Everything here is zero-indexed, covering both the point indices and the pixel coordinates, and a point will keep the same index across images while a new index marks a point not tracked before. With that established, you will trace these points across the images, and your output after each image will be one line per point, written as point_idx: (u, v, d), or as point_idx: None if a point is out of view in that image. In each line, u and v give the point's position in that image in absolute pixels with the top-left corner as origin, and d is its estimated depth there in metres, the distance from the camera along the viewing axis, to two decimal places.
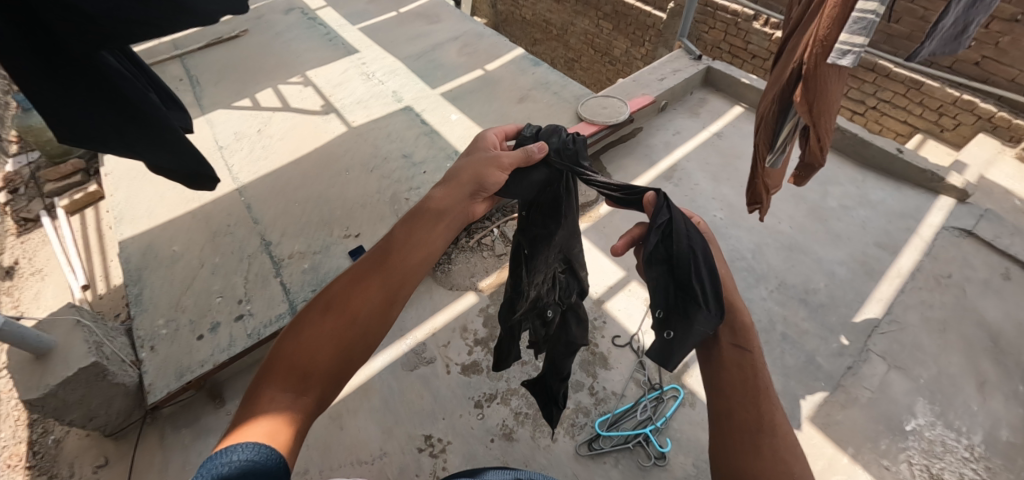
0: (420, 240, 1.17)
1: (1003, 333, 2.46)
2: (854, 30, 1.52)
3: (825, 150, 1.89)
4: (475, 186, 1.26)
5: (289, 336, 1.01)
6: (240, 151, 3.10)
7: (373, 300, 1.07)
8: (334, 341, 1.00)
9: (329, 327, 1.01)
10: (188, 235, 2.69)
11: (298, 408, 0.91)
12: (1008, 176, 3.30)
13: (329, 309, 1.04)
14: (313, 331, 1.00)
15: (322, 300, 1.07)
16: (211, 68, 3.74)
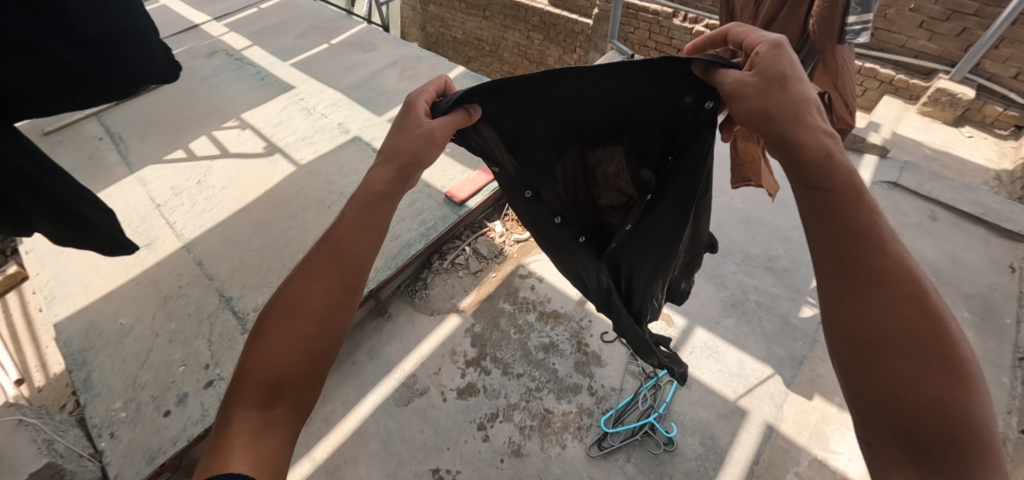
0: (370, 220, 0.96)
1: (941, 268, 2.70)
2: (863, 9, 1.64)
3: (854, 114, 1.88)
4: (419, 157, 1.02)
5: (250, 354, 0.85)
6: (181, 206, 2.90)
7: (331, 287, 0.89)
8: (299, 342, 0.84)
9: (293, 333, 0.85)
10: (135, 304, 2.47)
11: (276, 428, 0.77)
12: (916, 129, 3.76)
13: (286, 315, 0.87)
14: (273, 343, 0.84)
15: (278, 305, 0.88)
16: (134, 122, 3.50)
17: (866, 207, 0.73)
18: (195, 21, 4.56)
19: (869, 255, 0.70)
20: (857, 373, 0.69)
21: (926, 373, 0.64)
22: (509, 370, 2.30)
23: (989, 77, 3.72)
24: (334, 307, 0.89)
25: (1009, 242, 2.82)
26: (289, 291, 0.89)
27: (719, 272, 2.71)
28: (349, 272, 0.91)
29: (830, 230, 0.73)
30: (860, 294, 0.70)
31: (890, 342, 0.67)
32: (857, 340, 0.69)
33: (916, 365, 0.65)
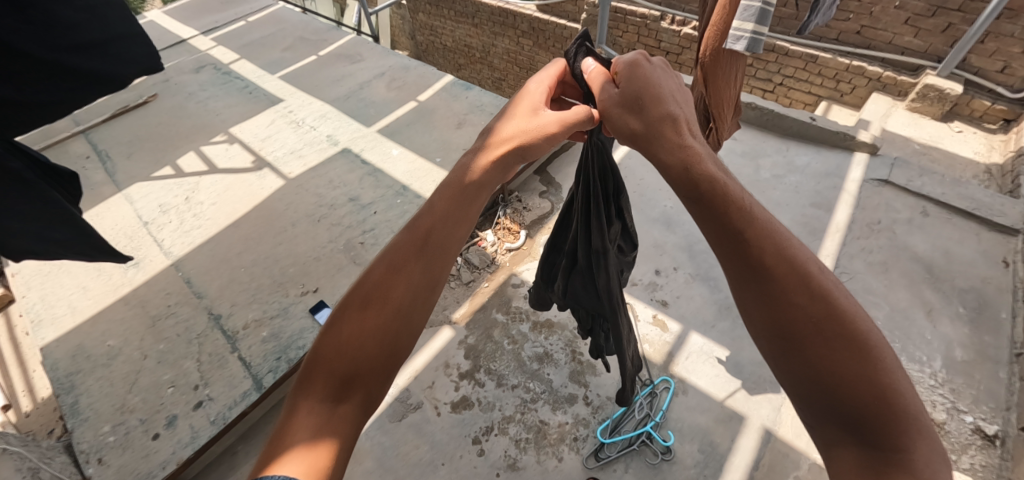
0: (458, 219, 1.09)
1: (934, 263, 2.69)
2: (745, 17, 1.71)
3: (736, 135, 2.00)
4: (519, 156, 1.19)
5: (324, 339, 0.94)
6: (169, 225, 2.86)
7: (415, 278, 1.01)
8: (374, 336, 0.93)
9: (372, 326, 0.94)
10: (122, 325, 2.43)
11: (341, 426, 0.85)
12: (904, 124, 3.77)
13: (366, 303, 0.96)
14: (350, 331, 0.93)
15: (357, 296, 0.98)
16: (121, 139, 3.47)
17: (746, 212, 0.82)
18: (182, 36, 4.53)
19: (759, 260, 0.78)
20: (785, 365, 0.77)
21: (847, 358, 0.72)
22: (503, 382, 2.27)
23: (976, 71, 3.72)
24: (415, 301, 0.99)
25: (1002, 236, 2.82)
26: (374, 275, 1.00)
27: (713, 274, 2.69)
28: (432, 269, 1.03)
29: (720, 232, 0.82)
30: (771, 295, 0.77)
31: (809, 332, 0.75)
32: (788, 336, 0.76)
33: (838, 349, 0.72)
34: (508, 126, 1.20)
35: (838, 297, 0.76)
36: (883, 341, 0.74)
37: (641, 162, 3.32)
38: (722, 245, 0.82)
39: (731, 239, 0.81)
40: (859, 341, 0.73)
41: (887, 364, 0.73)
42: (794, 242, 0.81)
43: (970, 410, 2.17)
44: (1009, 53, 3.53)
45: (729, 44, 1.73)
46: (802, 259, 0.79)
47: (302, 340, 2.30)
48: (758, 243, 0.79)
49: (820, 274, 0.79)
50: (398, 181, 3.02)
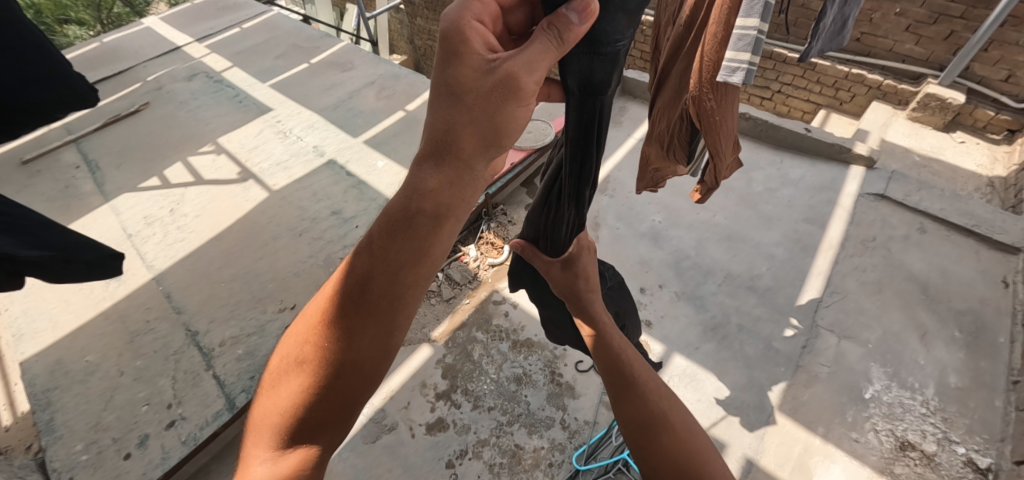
0: (409, 246, 0.89)
1: (930, 283, 2.61)
2: (739, 47, 1.35)
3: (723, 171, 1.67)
4: (486, 135, 0.92)
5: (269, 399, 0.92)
6: (153, 237, 2.85)
7: (356, 330, 0.89)
8: (319, 397, 0.88)
9: (312, 383, 0.89)
10: (101, 340, 2.41)
11: (289, 477, 0.83)
12: (905, 135, 3.68)
13: (305, 362, 0.91)
14: (294, 391, 0.90)
15: (297, 352, 0.92)
16: (111, 149, 3.47)
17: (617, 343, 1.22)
18: (177, 43, 4.54)
19: (624, 371, 1.16)
20: (642, 450, 1.07)
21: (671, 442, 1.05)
22: (479, 404, 2.24)
23: (979, 80, 3.61)
24: (353, 353, 0.88)
25: (1002, 255, 2.73)
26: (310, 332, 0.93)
27: (699, 293, 2.63)
28: (377, 315, 0.89)
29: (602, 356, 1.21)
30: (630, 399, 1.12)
31: (652, 423, 1.08)
32: (638, 426, 1.09)
33: (666, 436, 1.06)
34: (440, 106, 0.92)
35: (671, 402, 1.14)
36: (699, 433, 1.10)
37: (630, 174, 3.27)
38: (600, 354, 1.23)
39: (610, 360, 1.20)
40: (681, 430, 1.08)
41: (701, 446, 1.07)
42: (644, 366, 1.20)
43: (962, 441, 2.11)
44: (1012, 63, 3.42)
45: (722, 77, 1.38)
46: (651, 374, 1.19)
47: None
48: (624, 359, 1.19)
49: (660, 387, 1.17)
50: (382, 194, 3.00)
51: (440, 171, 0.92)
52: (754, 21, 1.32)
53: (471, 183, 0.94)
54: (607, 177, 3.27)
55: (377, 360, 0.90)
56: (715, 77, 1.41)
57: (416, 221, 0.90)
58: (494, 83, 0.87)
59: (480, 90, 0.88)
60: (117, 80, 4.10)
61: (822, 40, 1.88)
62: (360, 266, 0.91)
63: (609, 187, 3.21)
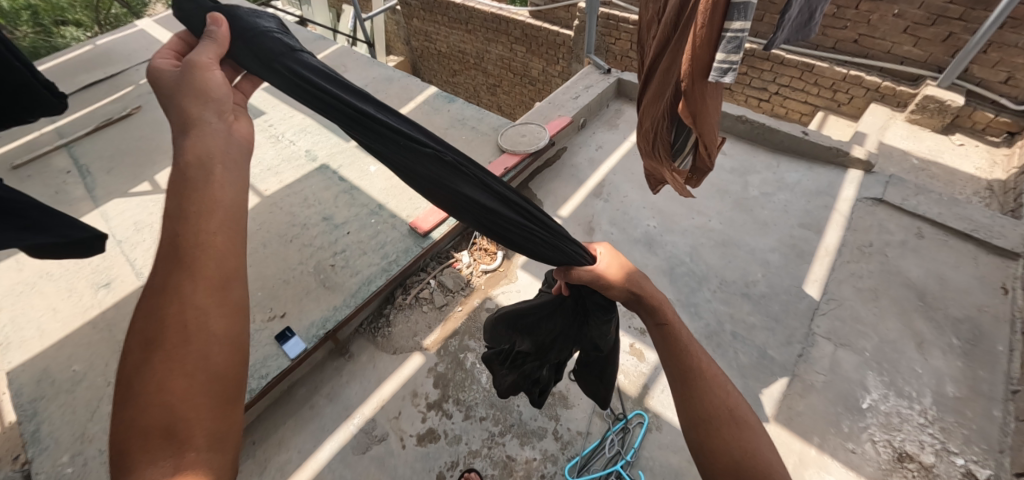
0: (203, 199, 0.97)
1: (928, 290, 2.58)
2: (728, 49, 1.33)
3: (714, 155, 1.68)
4: (219, 108, 1.13)
5: (125, 401, 0.82)
6: (143, 244, 2.82)
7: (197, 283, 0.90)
8: (186, 355, 0.85)
9: (171, 362, 0.84)
10: (88, 349, 2.37)
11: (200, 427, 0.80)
12: (903, 138, 3.64)
13: (148, 341, 0.86)
14: (154, 374, 0.83)
15: (135, 339, 0.87)
16: (102, 153, 3.42)
17: (686, 339, 1.26)
18: None
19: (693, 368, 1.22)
20: (708, 446, 1.15)
21: (735, 442, 1.13)
22: (471, 414, 2.21)
23: (978, 82, 3.58)
24: (202, 314, 0.88)
25: (1000, 260, 2.70)
26: (149, 314, 0.88)
27: (694, 300, 2.60)
28: (215, 275, 0.92)
29: (671, 348, 1.25)
30: (693, 396, 1.19)
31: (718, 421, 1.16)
32: (703, 423, 1.17)
33: (732, 434, 1.15)
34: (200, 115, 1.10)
35: (735, 399, 1.20)
36: (764, 430, 1.17)
37: (625, 178, 3.23)
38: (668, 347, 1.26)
39: (677, 357, 1.24)
40: (747, 427, 1.16)
41: (767, 448, 1.14)
42: (707, 362, 1.25)
43: (961, 452, 2.09)
44: (1011, 65, 3.38)
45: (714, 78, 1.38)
46: (713, 370, 1.24)
47: (263, 368, 2.22)
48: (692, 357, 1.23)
49: (724, 381, 1.23)
50: (373, 199, 2.96)
51: (190, 139, 1.05)
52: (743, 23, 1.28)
53: (225, 136, 1.09)
54: (601, 181, 3.24)
55: (222, 316, 0.90)
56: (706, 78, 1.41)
57: (189, 176, 1.00)
58: (182, 76, 1.14)
59: (174, 82, 1.14)
60: (109, 83, 4.07)
61: (786, 32, 1.81)
62: (166, 233, 0.94)
63: (604, 191, 3.18)
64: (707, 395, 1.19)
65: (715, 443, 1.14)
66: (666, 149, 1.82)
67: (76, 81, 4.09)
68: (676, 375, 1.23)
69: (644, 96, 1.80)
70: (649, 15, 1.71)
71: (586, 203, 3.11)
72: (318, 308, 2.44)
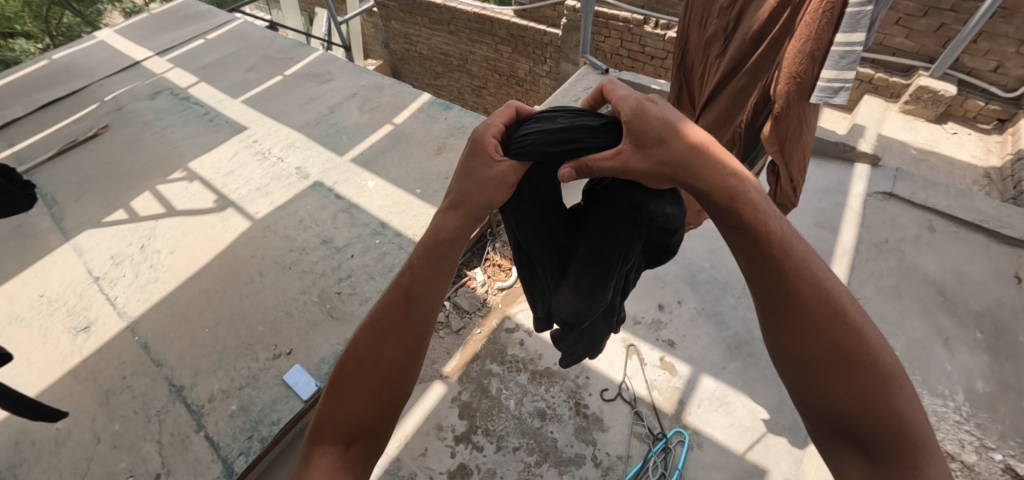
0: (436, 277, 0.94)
1: (946, 284, 2.58)
2: (843, 65, 1.43)
3: (797, 189, 1.79)
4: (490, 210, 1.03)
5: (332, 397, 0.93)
6: (123, 279, 2.57)
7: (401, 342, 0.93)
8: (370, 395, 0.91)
9: (366, 389, 0.91)
10: (70, 402, 2.12)
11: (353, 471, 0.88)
12: (900, 129, 3.67)
13: (362, 363, 0.92)
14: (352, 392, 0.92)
15: (353, 354, 0.94)
16: (68, 179, 3.12)
17: (787, 246, 0.83)
18: (135, 58, 4.19)
19: (792, 296, 0.82)
20: (810, 396, 0.84)
21: (856, 382, 0.79)
22: (503, 445, 2.11)
23: (969, 72, 3.61)
24: (397, 353, 0.92)
25: (1011, 250, 2.71)
26: (366, 337, 0.94)
27: (720, 307, 2.53)
28: (415, 318, 0.94)
29: (756, 269, 0.84)
30: (799, 329, 0.82)
31: (826, 366, 0.81)
32: (807, 357, 0.82)
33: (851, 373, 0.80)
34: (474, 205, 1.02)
35: (859, 323, 0.82)
36: (901, 371, 0.81)
37: None
38: (753, 270, 0.85)
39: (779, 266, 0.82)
40: (876, 371, 0.80)
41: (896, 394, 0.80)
42: (820, 274, 0.82)
43: (998, 447, 2.08)
44: (1002, 54, 3.42)
45: (825, 97, 1.48)
46: (830, 290, 0.82)
47: (274, 413, 2.06)
48: (793, 282, 0.82)
49: (844, 307, 0.82)
50: (375, 218, 2.80)
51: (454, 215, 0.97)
52: (859, 37, 1.39)
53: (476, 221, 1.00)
54: None
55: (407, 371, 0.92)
56: (810, 98, 1.51)
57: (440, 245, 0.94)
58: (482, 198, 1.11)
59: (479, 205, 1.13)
60: (70, 101, 3.75)
61: None
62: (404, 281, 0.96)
63: None
64: (805, 333, 0.82)
65: (829, 392, 0.81)
66: None
67: (32, 100, 3.74)
68: (770, 300, 0.84)
69: (703, 120, 1.88)
70: (710, 30, 1.72)
71: None
72: (327, 342, 2.27)
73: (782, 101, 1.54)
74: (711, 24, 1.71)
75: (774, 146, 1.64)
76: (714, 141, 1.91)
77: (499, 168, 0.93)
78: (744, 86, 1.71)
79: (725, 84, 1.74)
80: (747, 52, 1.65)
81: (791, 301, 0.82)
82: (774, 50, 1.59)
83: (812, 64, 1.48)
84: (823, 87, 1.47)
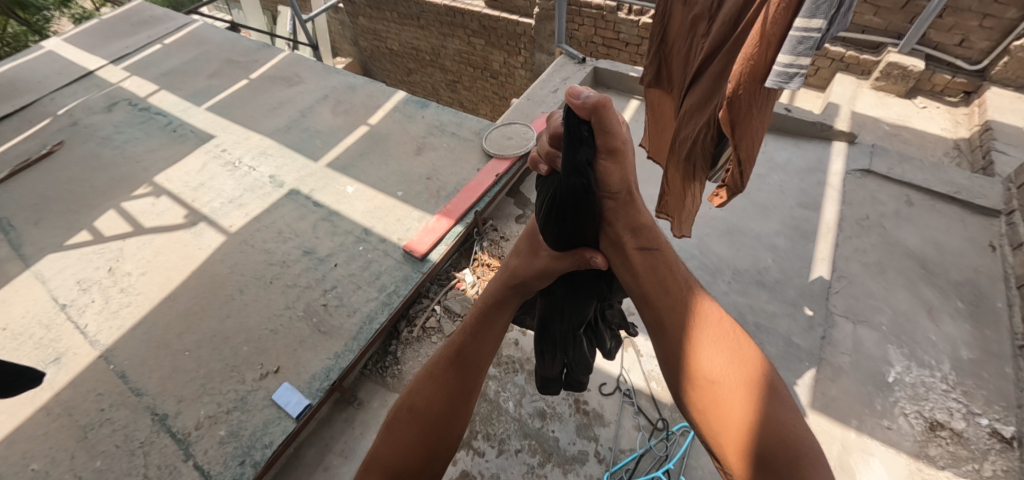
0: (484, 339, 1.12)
1: (927, 257, 2.63)
2: (800, 51, 1.35)
3: (744, 176, 1.69)
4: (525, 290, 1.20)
5: (383, 441, 1.04)
6: (92, 306, 2.43)
7: (448, 397, 1.07)
8: (418, 439, 1.03)
9: (416, 434, 1.04)
10: (45, 441, 2.00)
11: None
12: (872, 106, 3.74)
13: (413, 414, 1.06)
14: (400, 438, 1.03)
15: (404, 407, 1.07)
16: (24, 201, 2.93)
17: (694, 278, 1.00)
18: (89, 67, 3.96)
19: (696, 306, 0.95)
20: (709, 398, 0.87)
21: (762, 398, 0.84)
22: (505, 448, 2.08)
23: (935, 46, 3.68)
24: (448, 399, 1.06)
25: (985, 220, 2.78)
26: (422, 386, 1.09)
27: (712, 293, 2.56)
28: (467, 371, 1.09)
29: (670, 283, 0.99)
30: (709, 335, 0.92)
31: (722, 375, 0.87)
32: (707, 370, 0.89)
33: (756, 393, 0.85)
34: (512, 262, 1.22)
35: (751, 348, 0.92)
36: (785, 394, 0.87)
37: None
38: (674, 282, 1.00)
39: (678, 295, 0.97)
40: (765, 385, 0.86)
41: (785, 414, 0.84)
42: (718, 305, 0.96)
43: (984, 412, 2.12)
44: (966, 28, 3.49)
45: (779, 83, 1.41)
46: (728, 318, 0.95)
47: (266, 436, 1.98)
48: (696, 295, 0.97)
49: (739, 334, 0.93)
50: (358, 224, 2.71)
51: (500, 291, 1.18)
52: (818, 22, 1.31)
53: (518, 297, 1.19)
54: None
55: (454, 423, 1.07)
56: (766, 82, 1.45)
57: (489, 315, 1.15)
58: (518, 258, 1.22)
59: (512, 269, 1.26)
60: (20, 117, 3.53)
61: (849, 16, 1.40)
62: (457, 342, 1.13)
63: None
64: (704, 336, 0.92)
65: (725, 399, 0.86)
66: (704, 157, 1.84)
67: None
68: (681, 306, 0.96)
69: (686, 104, 1.84)
70: (697, 10, 1.71)
71: None
72: (317, 358, 2.19)
73: (734, 84, 1.50)
74: (697, 5, 1.70)
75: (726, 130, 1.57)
76: (691, 125, 1.84)
77: (544, 259, 1.15)
78: (717, 69, 1.65)
79: (707, 67, 1.70)
80: (725, 35, 1.60)
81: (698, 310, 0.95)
82: (746, 33, 1.52)
83: (770, 47, 1.44)
84: (778, 71, 1.40)
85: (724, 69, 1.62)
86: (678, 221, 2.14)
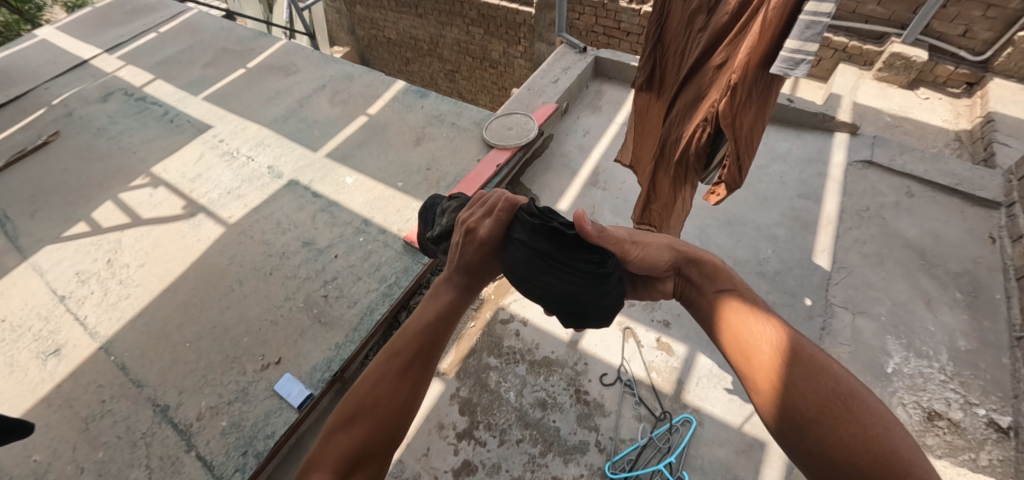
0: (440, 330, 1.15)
1: (926, 248, 2.64)
2: (808, 36, 1.34)
3: (741, 171, 1.66)
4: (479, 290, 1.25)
5: (336, 432, 1.03)
6: (91, 297, 2.42)
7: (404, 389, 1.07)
8: (375, 432, 1.03)
9: (372, 426, 1.03)
10: (47, 433, 2.00)
11: None
12: (873, 97, 3.72)
13: (370, 406, 1.05)
14: (356, 431, 1.02)
15: (359, 400, 1.06)
16: (20, 192, 2.91)
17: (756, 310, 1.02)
18: (82, 56, 3.91)
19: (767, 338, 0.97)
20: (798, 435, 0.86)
21: (852, 426, 0.82)
22: (506, 438, 2.09)
23: (938, 37, 3.66)
24: (409, 401, 1.07)
25: (985, 211, 2.78)
26: (383, 381, 1.07)
27: None
28: (425, 372, 1.11)
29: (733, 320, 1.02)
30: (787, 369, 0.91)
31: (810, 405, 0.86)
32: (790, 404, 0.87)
33: (842, 414, 0.84)
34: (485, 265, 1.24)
35: (829, 368, 0.90)
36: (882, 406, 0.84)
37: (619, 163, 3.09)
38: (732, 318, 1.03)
39: (728, 308, 1.05)
40: (846, 404, 0.85)
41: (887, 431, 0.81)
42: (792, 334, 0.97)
43: (981, 402, 2.14)
44: (969, 18, 3.47)
45: (785, 70, 1.40)
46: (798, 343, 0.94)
47: (268, 427, 1.98)
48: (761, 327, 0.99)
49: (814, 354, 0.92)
50: (357, 215, 2.70)
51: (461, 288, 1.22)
52: (828, 7, 1.29)
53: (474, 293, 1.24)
54: (595, 168, 3.08)
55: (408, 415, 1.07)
56: (772, 70, 1.44)
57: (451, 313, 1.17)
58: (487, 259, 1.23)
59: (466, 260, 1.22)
60: (15, 107, 3.49)
61: None
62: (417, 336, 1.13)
63: (600, 179, 3.02)
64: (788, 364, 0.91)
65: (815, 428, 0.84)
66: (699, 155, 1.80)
67: None
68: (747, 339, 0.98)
69: (682, 102, 1.81)
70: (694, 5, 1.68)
71: (584, 194, 2.96)
72: (317, 349, 2.19)
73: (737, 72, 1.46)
74: None
75: (725, 121, 1.53)
76: (686, 125, 1.80)
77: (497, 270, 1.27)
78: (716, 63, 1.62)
79: (705, 63, 1.67)
80: (725, 29, 1.57)
81: (766, 342, 0.96)
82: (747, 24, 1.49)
83: (773, 35, 1.42)
84: (784, 57, 1.39)
85: (723, 63, 1.59)
86: (664, 229, 2.19)
